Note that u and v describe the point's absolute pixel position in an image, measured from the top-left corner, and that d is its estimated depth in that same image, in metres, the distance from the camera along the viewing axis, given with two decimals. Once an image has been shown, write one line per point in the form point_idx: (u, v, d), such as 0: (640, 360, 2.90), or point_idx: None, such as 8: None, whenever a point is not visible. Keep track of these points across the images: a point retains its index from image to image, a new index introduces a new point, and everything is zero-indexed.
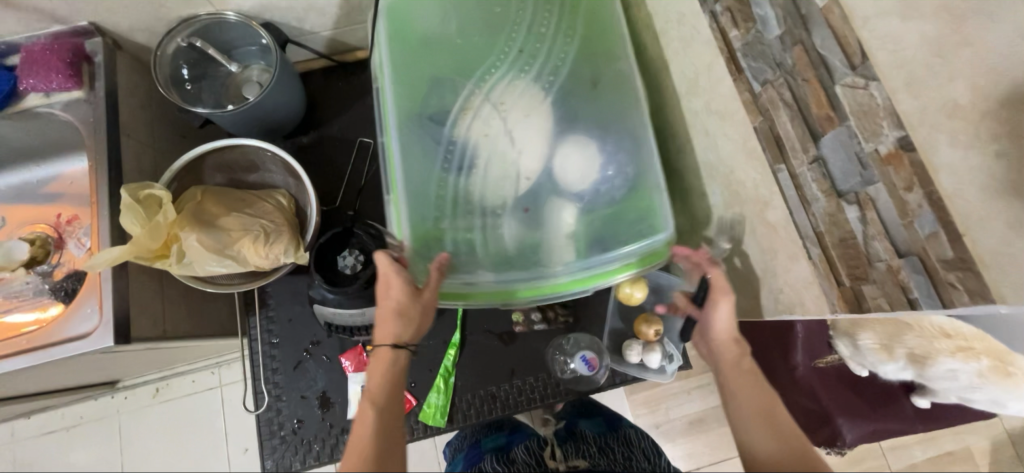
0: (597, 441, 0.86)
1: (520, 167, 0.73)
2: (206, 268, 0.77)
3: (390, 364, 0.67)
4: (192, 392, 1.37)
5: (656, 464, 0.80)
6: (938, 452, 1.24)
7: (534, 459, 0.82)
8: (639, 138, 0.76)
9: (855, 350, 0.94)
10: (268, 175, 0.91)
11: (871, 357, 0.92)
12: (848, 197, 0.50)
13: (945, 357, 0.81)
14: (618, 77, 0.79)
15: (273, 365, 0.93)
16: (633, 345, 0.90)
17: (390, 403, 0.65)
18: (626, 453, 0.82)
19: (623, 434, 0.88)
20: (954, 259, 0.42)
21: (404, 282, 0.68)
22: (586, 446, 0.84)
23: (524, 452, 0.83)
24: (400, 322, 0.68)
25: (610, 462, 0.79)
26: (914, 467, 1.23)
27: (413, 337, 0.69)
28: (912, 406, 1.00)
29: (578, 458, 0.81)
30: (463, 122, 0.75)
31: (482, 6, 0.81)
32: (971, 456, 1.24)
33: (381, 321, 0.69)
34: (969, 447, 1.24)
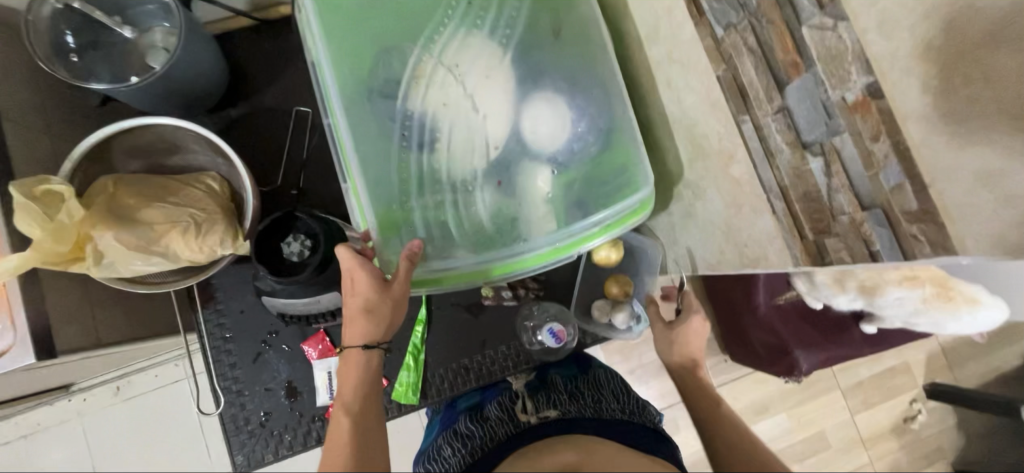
0: (568, 388, 0.78)
1: (486, 135, 0.68)
2: (133, 268, 0.70)
3: (363, 364, 0.64)
4: (156, 387, 1.30)
5: (625, 403, 0.74)
6: (882, 369, 1.32)
7: (506, 413, 0.72)
8: (610, 91, 0.71)
9: (810, 287, 0.89)
10: (193, 157, 0.81)
11: (825, 291, 0.88)
12: (813, 148, 0.48)
13: (892, 288, 0.79)
14: (578, 22, 0.72)
15: (230, 360, 0.88)
16: (600, 305, 0.89)
17: (365, 408, 0.61)
18: (596, 396, 0.75)
19: (592, 376, 0.82)
20: (919, 211, 0.40)
21: (371, 275, 0.64)
22: (556, 394, 0.75)
23: (496, 407, 0.75)
24: (368, 318, 0.64)
25: (580, 406, 0.71)
26: (861, 385, 1.32)
27: (385, 335, 0.66)
28: (860, 332, 1.04)
29: (550, 407, 0.72)
30: (419, 92, 0.68)
31: None
32: (910, 369, 1.32)
33: (351, 320, 0.64)
34: (908, 362, 1.32)
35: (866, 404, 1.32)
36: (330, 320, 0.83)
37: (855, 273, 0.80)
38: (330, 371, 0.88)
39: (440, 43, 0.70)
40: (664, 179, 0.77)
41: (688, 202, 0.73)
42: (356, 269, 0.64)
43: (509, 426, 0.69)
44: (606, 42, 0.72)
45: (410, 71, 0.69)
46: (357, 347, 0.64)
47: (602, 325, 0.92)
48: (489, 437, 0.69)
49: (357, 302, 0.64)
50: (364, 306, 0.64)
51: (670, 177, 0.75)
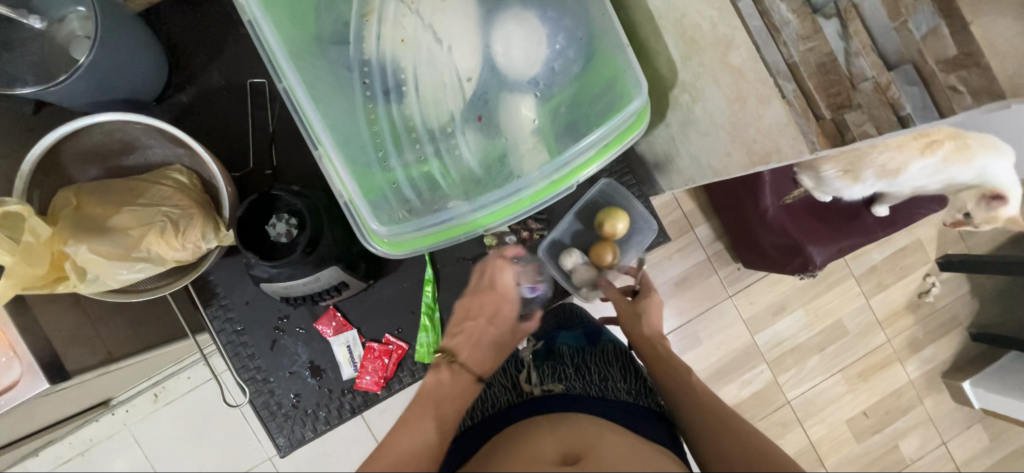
0: (575, 355, 0.74)
1: (455, 69, 0.62)
2: (120, 278, 0.67)
3: (465, 384, 0.66)
4: (191, 387, 1.33)
5: (631, 383, 0.70)
6: (893, 250, 1.31)
7: (510, 381, 0.71)
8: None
9: (820, 180, 0.84)
10: (151, 153, 0.75)
11: (834, 186, 0.83)
12: (826, 11, 0.43)
13: (916, 161, 0.74)
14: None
15: (248, 351, 0.87)
16: (573, 252, 0.86)
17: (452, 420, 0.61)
18: (604, 372, 0.71)
19: (601, 348, 0.76)
20: (958, 57, 0.38)
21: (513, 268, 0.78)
22: (562, 366, 0.72)
23: (501, 375, 0.73)
24: (492, 352, 0.71)
25: (585, 384, 0.68)
26: (874, 269, 1.31)
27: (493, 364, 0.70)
28: (873, 218, 1.03)
29: (555, 380, 0.69)
30: (374, 36, 0.62)
31: None
32: (922, 246, 1.31)
33: (479, 344, 0.71)
34: (919, 239, 1.31)
35: (879, 287, 1.32)
36: (335, 295, 0.80)
37: (875, 158, 0.75)
38: (349, 345, 0.88)
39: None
40: (656, 86, 0.70)
41: (684, 107, 0.68)
42: (506, 297, 0.75)
43: (512, 395, 0.69)
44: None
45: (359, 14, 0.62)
46: (469, 368, 0.68)
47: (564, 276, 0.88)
48: (490, 403, 0.69)
49: (491, 330, 0.73)
50: (494, 338, 0.72)
51: (662, 83, 0.68)
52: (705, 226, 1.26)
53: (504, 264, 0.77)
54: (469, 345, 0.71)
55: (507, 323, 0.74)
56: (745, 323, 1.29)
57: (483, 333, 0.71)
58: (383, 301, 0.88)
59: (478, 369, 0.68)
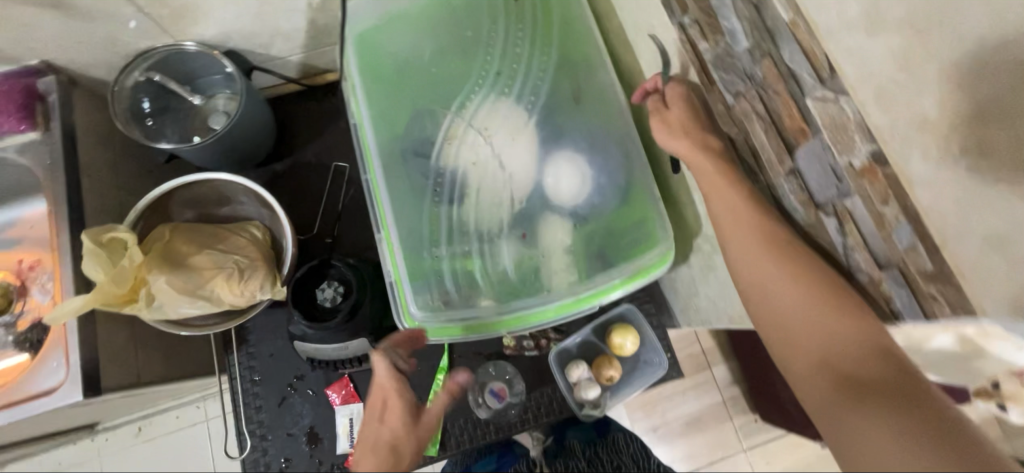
0: (587, 459, 0.94)
1: (511, 190, 0.73)
2: (179, 310, 0.75)
3: None
4: (175, 428, 1.31)
5: None
6: None
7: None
8: (627, 150, 0.75)
9: None
10: (240, 208, 0.88)
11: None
12: (826, 209, 0.49)
13: None
14: (596, 86, 0.77)
15: (256, 403, 0.90)
16: (580, 364, 0.90)
17: None
18: None
19: (610, 440, 0.96)
20: (934, 271, 0.41)
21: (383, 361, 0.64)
22: (575, 463, 0.93)
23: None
24: (387, 450, 0.58)
25: None
26: None
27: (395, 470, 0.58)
28: None
29: None
30: (449, 153, 0.75)
31: (455, 29, 0.79)
32: None
33: (366, 445, 0.59)
34: None
35: None
36: (356, 365, 0.84)
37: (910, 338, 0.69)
38: (352, 417, 0.89)
39: (469, 110, 0.76)
40: (682, 233, 0.80)
41: (708, 255, 0.75)
42: (392, 386, 0.63)
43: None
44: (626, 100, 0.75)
45: (440, 134, 0.75)
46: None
47: (568, 387, 0.90)
48: None
49: (378, 429, 0.61)
50: (382, 441, 0.59)
51: (688, 232, 0.78)
52: (723, 367, 1.25)
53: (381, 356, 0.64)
54: (358, 448, 0.60)
55: (400, 415, 0.61)
56: None
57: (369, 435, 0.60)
58: None
59: None
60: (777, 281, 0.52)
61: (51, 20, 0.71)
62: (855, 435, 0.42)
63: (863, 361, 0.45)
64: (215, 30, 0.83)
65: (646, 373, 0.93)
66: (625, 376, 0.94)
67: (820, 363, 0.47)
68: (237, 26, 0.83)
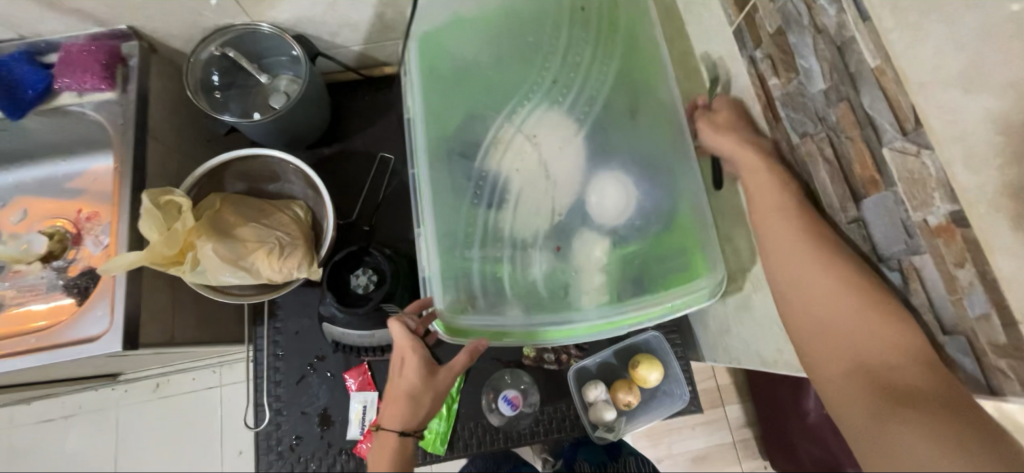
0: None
1: (553, 203, 0.73)
2: (220, 278, 0.77)
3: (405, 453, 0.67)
4: (190, 389, 1.35)
5: None
6: None
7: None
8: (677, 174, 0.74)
9: None
10: (287, 186, 0.91)
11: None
12: (889, 263, 0.48)
13: None
14: (657, 106, 0.76)
15: (276, 377, 0.92)
16: (598, 385, 0.88)
17: None
18: None
19: (621, 463, 0.92)
20: (1008, 344, 0.38)
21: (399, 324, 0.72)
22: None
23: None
24: (409, 403, 0.68)
25: None
26: None
27: (418, 411, 0.69)
28: None
29: None
30: (497, 156, 0.75)
31: (519, 38, 0.80)
32: None
33: (393, 395, 0.70)
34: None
35: None
36: (377, 355, 0.85)
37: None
38: (366, 405, 0.89)
39: (523, 116, 0.77)
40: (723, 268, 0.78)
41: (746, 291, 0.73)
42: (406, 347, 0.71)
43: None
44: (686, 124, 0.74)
45: (491, 137, 0.76)
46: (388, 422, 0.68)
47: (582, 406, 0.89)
48: None
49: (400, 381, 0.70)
50: (406, 388, 0.69)
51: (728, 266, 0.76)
52: (738, 407, 1.21)
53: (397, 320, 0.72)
54: (388, 399, 0.70)
55: (416, 367, 0.70)
56: None
57: (394, 386, 0.70)
58: None
59: (398, 423, 0.67)
60: (816, 277, 0.50)
61: None
62: (896, 445, 0.41)
63: (902, 369, 0.44)
64: (288, 14, 0.86)
65: (664, 404, 0.90)
66: (643, 403, 0.91)
67: (856, 368, 0.47)
68: (309, 13, 0.86)
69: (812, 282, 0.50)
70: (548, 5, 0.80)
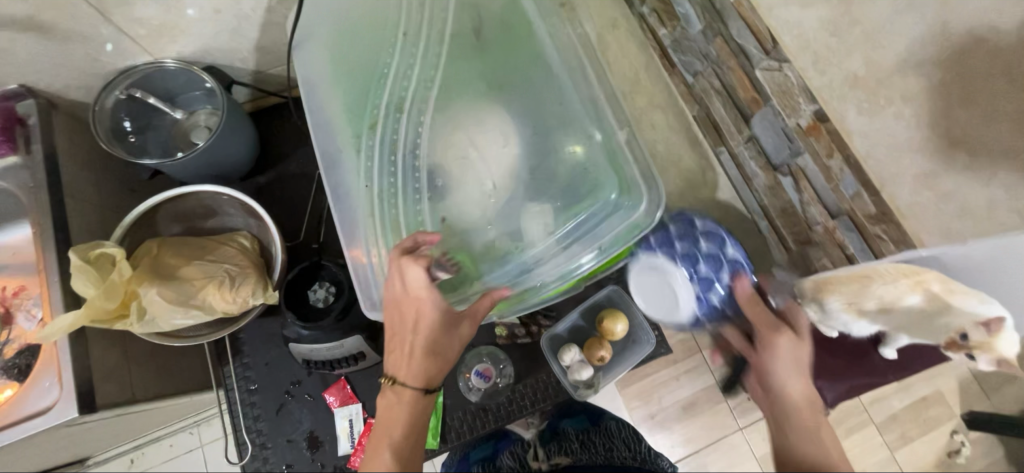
0: (578, 438, 0.89)
1: (490, 179, 0.75)
2: (172, 322, 0.75)
3: (419, 405, 0.62)
4: (169, 457, 1.29)
5: (635, 451, 0.87)
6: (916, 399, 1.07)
7: (517, 463, 0.85)
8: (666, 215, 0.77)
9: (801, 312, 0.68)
10: (228, 219, 0.89)
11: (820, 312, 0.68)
12: (781, 169, 0.60)
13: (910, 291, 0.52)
14: (498, 34, 0.80)
15: (254, 412, 0.90)
16: (573, 347, 0.91)
17: None
18: (608, 445, 0.87)
19: (603, 426, 0.92)
20: (877, 213, 0.50)
21: (419, 267, 0.61)
22: (569, 444, 0.87)
23: (508, 458, 0.85)
24: (431, 361, 0.61)
25: (591, 456, 0.83)
26: (895, 419, 1.08)
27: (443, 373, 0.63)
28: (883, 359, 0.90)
29: (562, 455, 0.85)
30: (396, 148, 0.76)
31: (418, 21, 0.78)
32: None
33: (413, 356, 0.61)
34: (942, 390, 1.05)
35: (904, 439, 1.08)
36: (351, 365, 0.85)
37: (876, 291, 0.54)
38: (351, 418, 0.89)
39: (392, 91, 0.78)
40: None
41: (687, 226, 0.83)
42: (425, 298, 0.61)
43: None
44: (525, 43, 0.79)
45: (374, 126, 0.77)
46: (408, 384, 0.61)
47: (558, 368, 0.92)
48: None
49: (417, 336, 0.61)
50: (428, 344, 0.61)
51: None
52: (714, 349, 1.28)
53: (411, 260, 0.61)
54: (402, 360, 0.62)
55: (436, 322, 0.61)
56: (758, 461, 1.24)
57: (410, 343, 0.61)
58: None
59: (420, 384, 0.61)
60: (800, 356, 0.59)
61: (32, 44, 0.72)
62: None
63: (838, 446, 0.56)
64: (195, 46, 0.86)
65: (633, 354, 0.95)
66: (616, 355, 0.96)
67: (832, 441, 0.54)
68: (217, 41, 0.86)
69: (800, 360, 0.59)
70: None
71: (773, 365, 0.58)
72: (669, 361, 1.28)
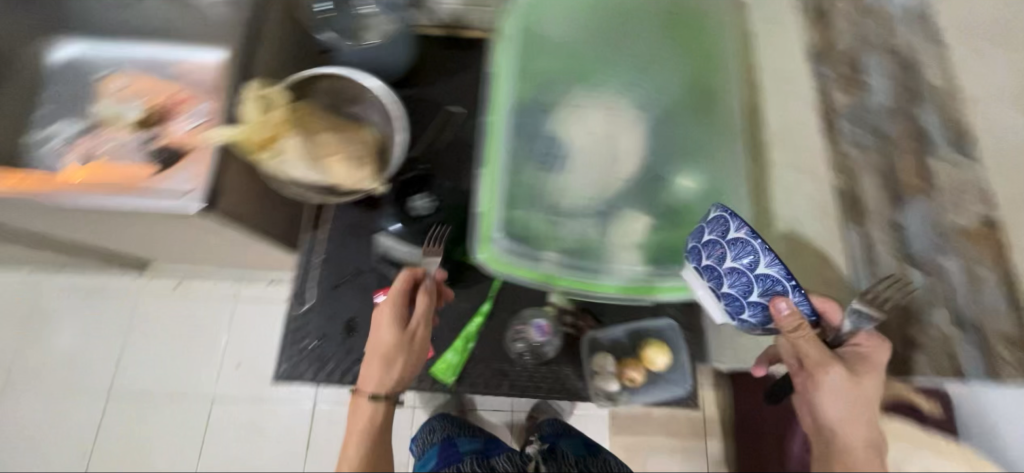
0: (575, 465, 0.94)
1: (612, 170, 0.83)
2: (292, 172, 0.86)
3: (368, 416, 0.78)
4: (211, 294, 1.43)
5: None
6: None
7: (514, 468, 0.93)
8: (708, 217, 0.70)
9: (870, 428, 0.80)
10: (367, 109, 0.96)
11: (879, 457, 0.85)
12: None
13: None
14: (673, 53, 0.87)
15: (314, 279, 0.98)
16: (608, 357, 0.94)
17: (376, 445, 0.78)
18: None
19: (602, 460, 0.96)
20: None
21: (399, 286, 0.80)
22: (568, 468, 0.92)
23: (505, 461, 0.94)
24: (382, 362, 0.78)
25: None
26: None
27: (394, 375, 0.78)
28: None
29: None
30: (545, 116, 0.85)
31: (611, 17, 0.88)
32: None
33: (371, 355, 0.78)
34: None
35: None
36: (414, 277, 0.91)
37: None
38: None
39: (563, 63, 0.87)
40: None
41: None
42: (388, 309, 0.79)
43: None
44: (690, 72, 0.87)
45: (536, 85, 0.86)
46: (364, 393, 0.78)
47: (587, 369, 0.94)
48: None
49: (377, 347, 0.78)
50: (383, 350, 0.78)
51: None
52: (721, 443, 1.23)
53: (405, 278, 0.81)
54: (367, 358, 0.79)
55: (393, 328, 0.78)
56: None
57: (372, 345, 0.79)
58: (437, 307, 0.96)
59: (369, 397, 0.78)
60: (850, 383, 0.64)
61: None
62: None
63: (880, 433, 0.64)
64: None
65: (660, 392, 0.95)
66: (646, 384, 0.95)
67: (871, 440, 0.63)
68: None
69: (849, 390, 0.63)
70: None
71: (819, 396, 0.65)
72: (672, 431, 1.25)
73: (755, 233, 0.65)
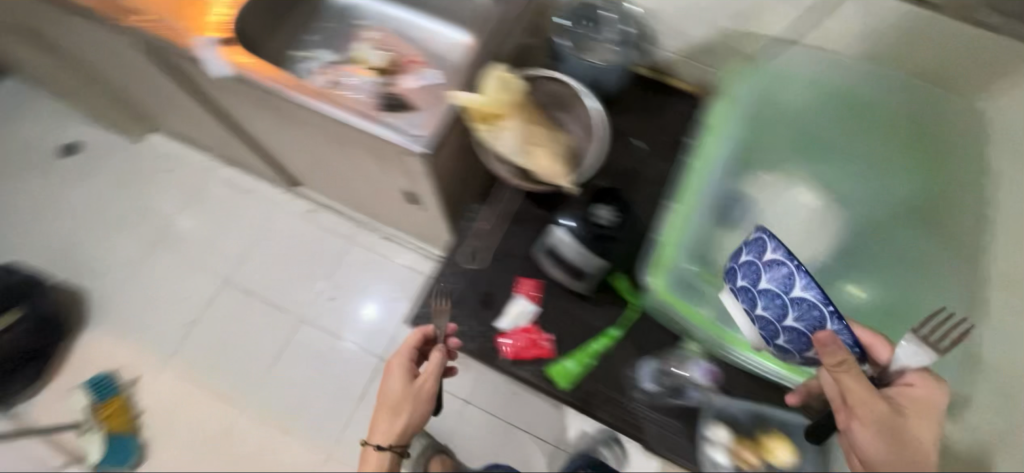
0: None
1: (798, 242, 0.99)
2: (500, 146, 0.95)
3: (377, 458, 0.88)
4: None
5: None
6: None
7: None
8: (749, 239, 0.79)
9: None
10: (572, 116, 1.03)
11: None
12: None
13: None
14: (896, 167, 0.96)
15: (468, 246, 1.05)
16: (722, 428, 0.90)
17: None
18: None
19: None
20: None
21: (404, 351, 0.90)
22: None
23: None
24: (387, 417, 0.88)
25: None
26: None
27: (399, 434, 0.88)
28: None
29: None
30: (757, 191, 1.01)
31: (845, 120, 0.99)
32: None
33: (381, 409, 0.89)
34: None
35: None
36: (571, 276, 0.96)
37: None
38: (523, 311, 0.99)
39: (784, 146, 1.05)
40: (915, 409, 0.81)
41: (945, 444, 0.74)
42: (397, 365, 0.90)
43: None
44: (905, 189, 0.95)
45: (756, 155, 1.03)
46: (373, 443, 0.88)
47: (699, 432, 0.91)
48: None
49: (387, 400, 0.89)
50: (388, 407, 0.88)
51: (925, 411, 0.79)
52: None
53: (416, 335, 0.91)
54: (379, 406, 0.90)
55: (402, 381, 0.89)
56: None
57: (382, 399, 0.90)
58: (570, 314, 0.99)
59: (378, 440, 0.88)
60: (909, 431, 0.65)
61: None
62: None
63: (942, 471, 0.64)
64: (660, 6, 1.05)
65: None
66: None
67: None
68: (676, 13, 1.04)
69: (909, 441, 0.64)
70: (878, 95, 0.94)
71: (869, 434, 0.65)
72: None
73: (791, 256, 0.72)
